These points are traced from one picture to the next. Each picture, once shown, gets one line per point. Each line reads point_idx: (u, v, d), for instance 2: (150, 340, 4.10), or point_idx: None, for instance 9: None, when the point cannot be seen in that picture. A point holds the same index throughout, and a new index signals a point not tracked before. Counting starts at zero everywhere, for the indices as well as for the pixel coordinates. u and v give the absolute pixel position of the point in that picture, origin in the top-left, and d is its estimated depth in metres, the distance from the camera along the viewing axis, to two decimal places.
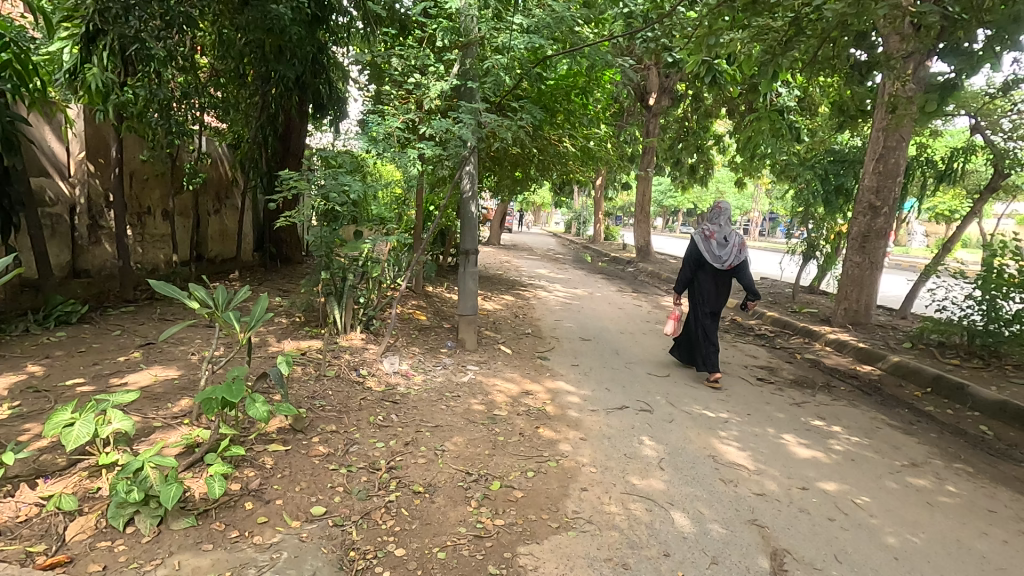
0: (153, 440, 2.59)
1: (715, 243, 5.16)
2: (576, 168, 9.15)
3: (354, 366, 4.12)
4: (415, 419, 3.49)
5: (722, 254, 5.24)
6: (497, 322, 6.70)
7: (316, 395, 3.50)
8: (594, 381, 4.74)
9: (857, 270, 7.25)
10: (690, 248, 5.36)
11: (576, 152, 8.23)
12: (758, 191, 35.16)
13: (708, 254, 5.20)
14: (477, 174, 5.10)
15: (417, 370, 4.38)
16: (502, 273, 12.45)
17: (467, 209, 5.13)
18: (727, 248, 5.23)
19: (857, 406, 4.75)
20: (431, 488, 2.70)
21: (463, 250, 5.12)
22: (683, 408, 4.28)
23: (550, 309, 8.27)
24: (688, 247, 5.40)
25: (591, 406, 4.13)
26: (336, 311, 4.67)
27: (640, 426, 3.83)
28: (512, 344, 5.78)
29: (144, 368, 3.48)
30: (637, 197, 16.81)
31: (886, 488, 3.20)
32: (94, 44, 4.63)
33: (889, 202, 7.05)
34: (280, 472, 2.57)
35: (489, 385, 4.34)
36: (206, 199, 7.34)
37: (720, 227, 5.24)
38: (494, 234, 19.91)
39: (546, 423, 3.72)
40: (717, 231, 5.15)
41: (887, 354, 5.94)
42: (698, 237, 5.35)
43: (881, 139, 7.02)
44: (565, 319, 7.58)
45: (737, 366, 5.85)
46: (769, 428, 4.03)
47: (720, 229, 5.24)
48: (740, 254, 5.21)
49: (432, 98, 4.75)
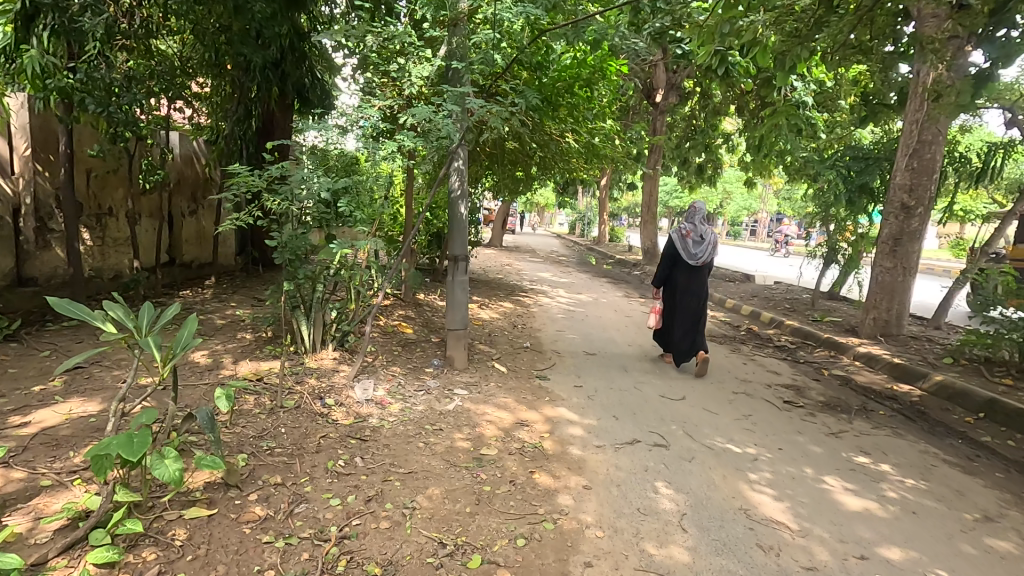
0: (32, 508, 2.03)
1: (691, 241, 5.39)
2: (581, 164, 8.52)
3: (319, 394, 3.53)
4: (384, 464, 2.89)
5: (697, 251, 5.48)
6: (493, 334, 6.11)
7: (264, 434, 2.90)
8: (600, 407, 4.13)
9: (888, 276, 6.60)
10: (667, 246, 5.60)
11: (580, 148, 7.62)
12: (766, 191, 34.45)
13: (685, 250, 5.43)
14: (467, 170, 4.52)
15: (395, 397, 3.78)
16: (502, 276, 11.86)
17: (456, 209, 4.53)
18: (702, 246, 5.49)
19: (904, 435, 4.14)
20: (392, 568, 2.11)
21: (451, 256, 4.52)
22: (704, 442, 3.66)
23: (552, 318, 7.65)
24: (666, 244, 5.64)
25: (596, 440, 3.52)
26: (303, 327, 4.06)
27: (655, 467, 3.22)
28: (508, 361, 5.18)
29: (58, 401, 2.89)
30: (644, 198, 16.17)
31: (963, 556, 2.59)
32: (33, 23, 4.08)
33: (923, 201, 6.41)
34: (190, 553, 1.98)
35: (478, 415, 3.75)
36: (178, 197, 6.75)
37: (695, 226, 5.50)
38: (496, 236, 19.28)
39: (542, 465, 3.12)
40: (693, 229, 5.41)
41: (928, 373, 5.32)
42: (674, 236, 5.60)
43: (915, 131, 6.39)
44: (567, 329, 6.98)
45: (760, 385, 5.23)
46: (807, 467, 3.42)
47: (696, 228, 5.49)
48: (714, 252, 5.48)
49: (414, 82, 4.18)
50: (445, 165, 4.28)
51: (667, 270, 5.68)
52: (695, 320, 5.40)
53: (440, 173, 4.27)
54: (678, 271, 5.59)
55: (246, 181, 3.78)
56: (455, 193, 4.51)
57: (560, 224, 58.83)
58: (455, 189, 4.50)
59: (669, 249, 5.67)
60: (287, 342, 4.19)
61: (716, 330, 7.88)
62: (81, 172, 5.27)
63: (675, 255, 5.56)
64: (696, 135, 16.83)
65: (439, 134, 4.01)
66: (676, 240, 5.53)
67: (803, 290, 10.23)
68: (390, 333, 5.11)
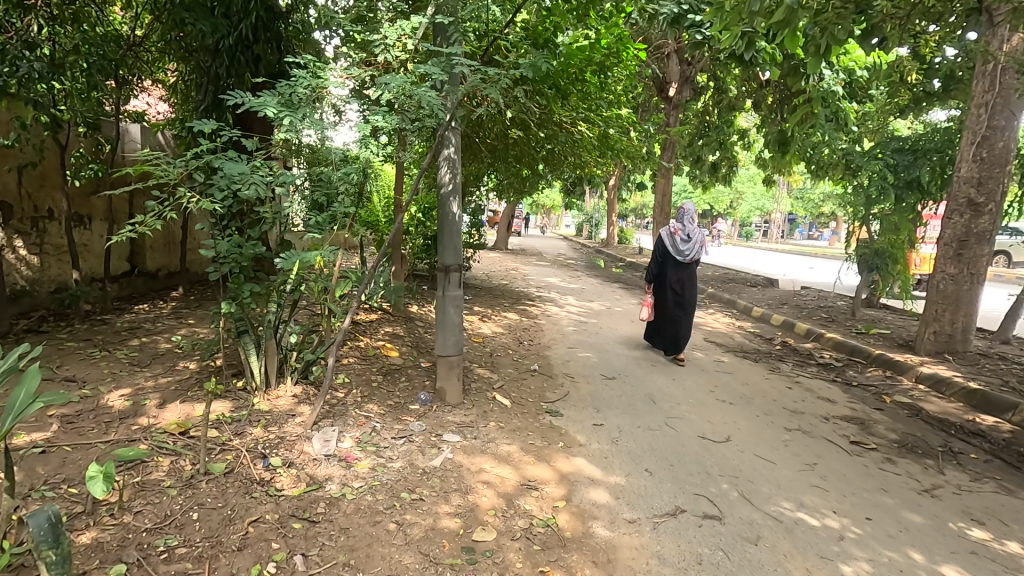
0: None
1: (679, 241, 5.63)
2: (597, 159, 7.66)
3: (263, 451, 2.68)
4: (334, 567, 2.04)
5: (685, 248, 5.74)
6: (495, 354, 5.25)
7: (165, 525, 2.06)
8: (628, 458, 3.27)
9: (951, 285, 5.70)
10: (658, 243, 5.85)
11: (593, 138, 6.75)
12: (779, 191, 33.47)
13: (674, 249, 5.68)
14: (460, 160, 3.65)
15: (365, 450, 2.93)
16: (508, 283, 11.01)
17: (447, 208, 3.65)
18: (691, 244, 5.73)
19: (1016, 491, 3.26)
20: None
21: (441, 267, 3.68)
22: (769, 510, 2.79)
23: (562, 331, 6.81)
24: (657, 242, 5.88)
25: (627, 512, 2.67)
26: (252, 359, 3.18)
27: (711, 556, 2.37)
28: (512, 390, 4.33)
29: None
30: (657, 198, 15.32)
31: None
32: None
33: (994, 197, 5.52)
34: None
35: (472, 473, 2.90)
36: (138, 195, 5.95)
37: (685, 225, 5.73)
38: (501, 239, 18.46)
39: (557, 558, 2.27)
40: (682, 228, 5.67)
41: (1018, 403, 4.42)
42: (664, 233, 5.83)
43: (984, 116, 5.50)
44: (580, 344, 6.12)
45: (815, 417, 4.35)
46: (913, 551, 2.54)
47: (685, 228, 5.70)
48: (701, 250, 5.74)
49: (389, 46, 3.30)
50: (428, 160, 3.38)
51: (659, 266, 5.96)
52: (683, 314, 5.72)
53: (422, 173, 3.39)
54: (669, 266, 5.86)
55: (161, 177, 2.89)
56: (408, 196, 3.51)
57: (568, 226, 58.05)
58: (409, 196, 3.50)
59: (660, 245, 5.92)
60: (232, 377, 3.32)
61: (749, 345, 6.98)
62: (7, 169, 4.46)
63: (665, 252, 5.85)
64: (710, 132, 16.06)
65: (421, 110, 3.13)
66: (666, 238, 5.77)
67: (837, 297, 9.31)
68: (370, 359, 4.24)
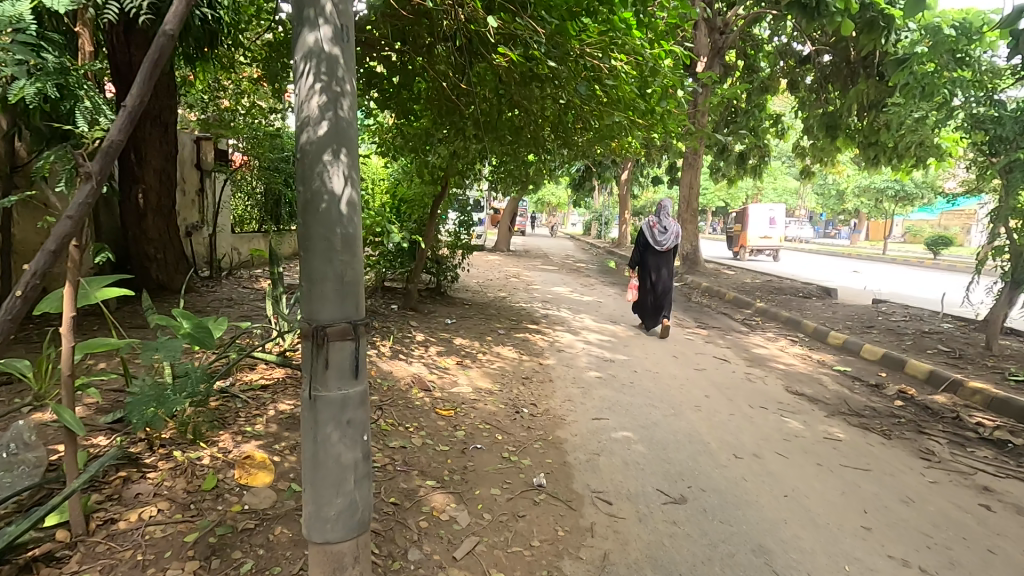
0: None
1: (656, 231, 6.52)
2: (630, 133, 5.24)
3: None
4: None
5: (662, 238, 6.59)
6: (472, 447, 3.05)
7: None
8: None
9: None
10: (639, 235, 6.60)
11: (626, 92, 4.37)
12: (800, 188, 31.23)
13: (654, 238, 6.52)
14: (346, 57, 1.45)
15: None
16: (506, 296, 8.82)
17: (312, 181, 1.45)
18: (666, 234, 6.56)
19: None
20: None
21: (312, 329, 1.47)
22: None
23: (580, 380, 4.59)
24: (637, 234, 6.63)
25: None
26: None
27: None
28: (491, 562, 2.13)
29: None
30: (683, 192, 13.04)
31: None
32: None
33: None
34: None
35: None
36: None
37: (661, 219, 6.54)
38: (502, 240, 16.32)
39: None
40: (659, 221, 6.45)
41: None
42: (643, 225, 6.60)
43: None
44: (613, 411, 3.89)
45: None
46: None
47: (660, 220, 6.54)
48: (676, 238, 6.55)
49: None
50: (176, 21, 1.33)
51: (640, 255, 6.66)
52: (665, 296, 6.53)
53: (149, 48, 1.28)
54: (649, 254, 6.63)
55: None
56: (113, 122, 1.27)
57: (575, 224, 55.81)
58: (117, 120, 1.27)
59: (639, 236, 6.66)
60: None
61: (855, 400, 4.72)
62: None
63: (645, 243, 6.63)
64: (739, 118, 13.59)
65: None
66: (646, 230, 6.56)
67: (940, 317, 7.04)
68: (199, 502, 2.05)
